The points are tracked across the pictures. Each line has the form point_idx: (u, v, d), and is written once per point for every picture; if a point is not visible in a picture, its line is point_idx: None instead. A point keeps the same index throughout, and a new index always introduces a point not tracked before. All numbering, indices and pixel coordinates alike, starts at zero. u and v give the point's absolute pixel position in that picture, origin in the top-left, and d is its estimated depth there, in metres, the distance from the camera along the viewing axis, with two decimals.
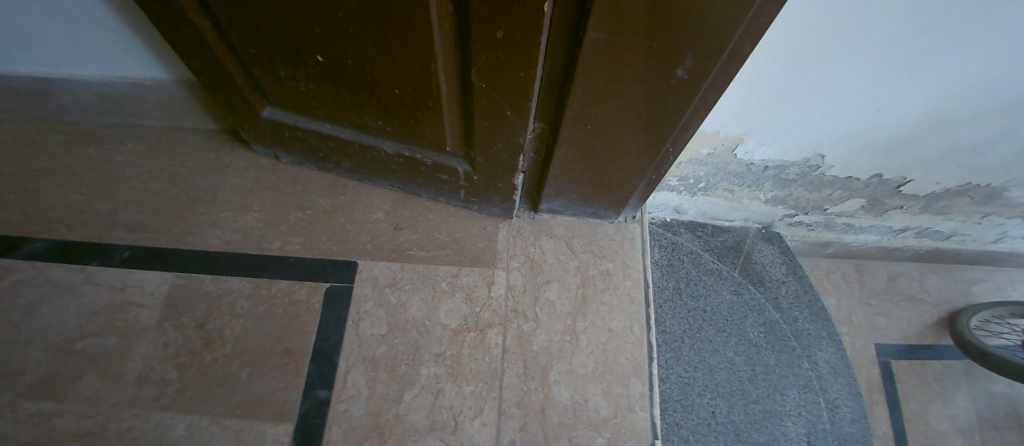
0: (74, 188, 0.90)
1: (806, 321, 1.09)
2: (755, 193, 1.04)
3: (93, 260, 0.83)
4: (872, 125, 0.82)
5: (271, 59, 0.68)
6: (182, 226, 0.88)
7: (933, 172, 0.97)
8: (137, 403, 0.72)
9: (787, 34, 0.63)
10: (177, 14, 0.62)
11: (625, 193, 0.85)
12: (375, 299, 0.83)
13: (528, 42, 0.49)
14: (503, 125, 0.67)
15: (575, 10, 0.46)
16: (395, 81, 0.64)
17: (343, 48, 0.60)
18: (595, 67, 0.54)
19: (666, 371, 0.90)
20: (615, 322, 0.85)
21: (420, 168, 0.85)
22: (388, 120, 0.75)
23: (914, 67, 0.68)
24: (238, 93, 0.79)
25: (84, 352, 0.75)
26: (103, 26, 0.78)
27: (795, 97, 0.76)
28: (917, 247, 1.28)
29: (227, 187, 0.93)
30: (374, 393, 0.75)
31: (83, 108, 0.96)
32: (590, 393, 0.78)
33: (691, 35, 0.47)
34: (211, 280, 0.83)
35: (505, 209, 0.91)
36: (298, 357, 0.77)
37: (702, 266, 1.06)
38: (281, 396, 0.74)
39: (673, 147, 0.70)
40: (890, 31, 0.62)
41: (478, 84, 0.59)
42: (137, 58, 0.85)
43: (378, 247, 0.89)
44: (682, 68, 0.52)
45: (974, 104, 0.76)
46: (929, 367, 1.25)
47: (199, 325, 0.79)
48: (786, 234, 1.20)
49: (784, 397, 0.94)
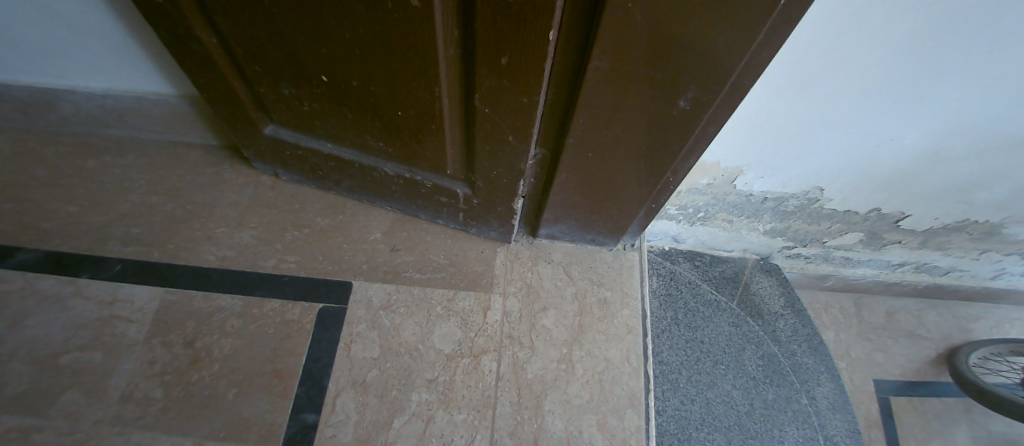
0: (72, 199, 0.89)
1: (804, 355, 1.08)
2: (754, 224, 1.04)
3: (84, 272, 0.82)
4: (870, 159, 0.83)
5: (276, 78, 0.69)
6: (178, 241, 0.87)
7: (932, 207, 0.98)
8: (118, 422, 0.70)
9: (786, 68, 0.65)
10: (188, 32, 0.63)
11: (624, 221, 0.85)
12: (369, 321, 0.82)
13: (532, 69, 0.50)
14: (504, 150, 0.67)
15: (579, 39, 0.47)
16: (399, 103, 0.64)
17: (349, 69, 0.61)
18: (598, 96, 0.54)
19: (663, 404, 0.88)
20: (611, 351, 0.84)
21: (420, 190, 0.85)
22: (390, 142, 0.75)
23: (910, 103, 0.70)
24: (242, 110, 0.80)
25: (68, 367, 0.73)
26: (114, 41, 0.80)
27: (795, 131, 0.77)
28: (915, 282, 1.28)
29: (225, 203, 0.93)
30: (363, 419, 0.73)
31: (86, 120, 0.96)
32: (585, 424, 0.76)
33: (694, 66, 0.48)
34: (203, 297, 0.82)
35: (504, 234, 0.91)
36: (287, 378, 0.75)
37: (700, 297, 1.05)
38: (267, 420, 0.72)
39: (673, 177, 0.70)
40: (886, 68, 0.64)
41: (481, 108, 0.60)
42: (143, 72, 0.86)
43: (374, 268, 0.88)
44: (684, 98, 0.53)
45: (969, 141, 0.78)
46: (928, 405, 1.23)
47: (188, 343, 0.77)
48: (784, 266, 1.20)
49: (783, 432, 0.92)
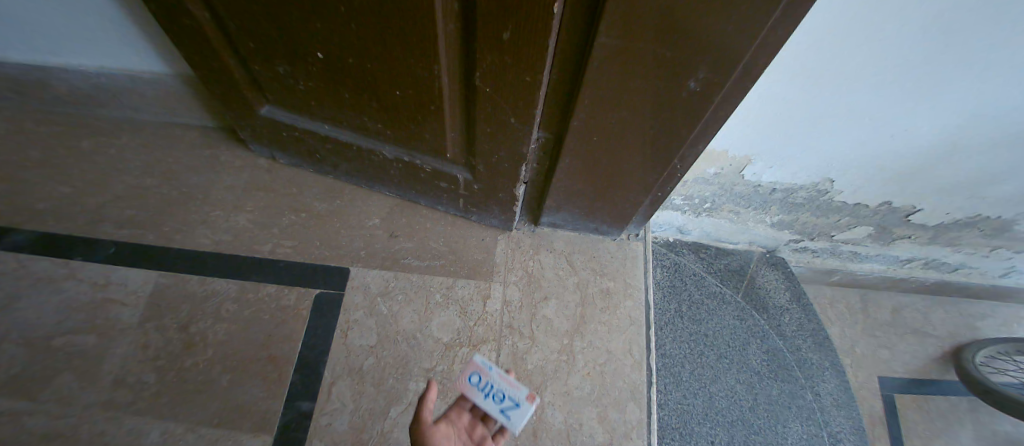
0: (66, 180, 0.88)
1: (809, 350, 1.06)
2: (761, 216, 1.02)
3: (77, 255, 0.81)
4: (884, 152, 0.80)
5: (271, 55, 0.66)
6: (173, 224, 0.86)
7: (944, 203, 0.95)
8: (110, 406, 0.69)
9: (802, 53, 0.61)
10: (178, 6, 0.61)
11: (629, 209, 0.83)
12: (366, 308, 0.81)
13: (534, 45, 0.48)
14: (506, 132, 0.65)
15: (586, 14, 0.45)
16: (397, 83, 0.62)
17: (345, 46, 0.58)
18: (604, 75, 0.52)
19: (665, 397, 0.87)
20: (613, 343, 0.82)
21: (419, 174, 0.83)
22: (389, 124, 0.73)
23: (927, 94, 0.66)
24: (237, 90, 0.78)
25: (61, 349, 0.72)
26: (103, 16, 0.77)
27: (806, 120, 0.74)
28: (923, 278, 1.25)
29: (221, 186, 0.92)
30: (359, 408, 0.72)
31: (80, 99, 0.94)
32: (585, 417, 0.75)
33: (705, 46, 0.45)
34: (198, 281, 0.80)
35: (505, 221, 0.89)
36: (282, 365, 0.74)
37: (705, 289, 1.03)
38: (261, 406, 0.71)
39: (680, 164, 0.68)
40: (904, 56, 0.60)
41: (481, 87, 0.57)
42: (134, 50, 0.84)
43: (372, 254, 0.87)
44: (694, 80, 0.50)
45: (988, 134, 0.74)
46: (933, 403, 1.21)
47: (182, 327, 0.76)
48: (790, 259, 1.18)
49: (786, 428, 0.90)
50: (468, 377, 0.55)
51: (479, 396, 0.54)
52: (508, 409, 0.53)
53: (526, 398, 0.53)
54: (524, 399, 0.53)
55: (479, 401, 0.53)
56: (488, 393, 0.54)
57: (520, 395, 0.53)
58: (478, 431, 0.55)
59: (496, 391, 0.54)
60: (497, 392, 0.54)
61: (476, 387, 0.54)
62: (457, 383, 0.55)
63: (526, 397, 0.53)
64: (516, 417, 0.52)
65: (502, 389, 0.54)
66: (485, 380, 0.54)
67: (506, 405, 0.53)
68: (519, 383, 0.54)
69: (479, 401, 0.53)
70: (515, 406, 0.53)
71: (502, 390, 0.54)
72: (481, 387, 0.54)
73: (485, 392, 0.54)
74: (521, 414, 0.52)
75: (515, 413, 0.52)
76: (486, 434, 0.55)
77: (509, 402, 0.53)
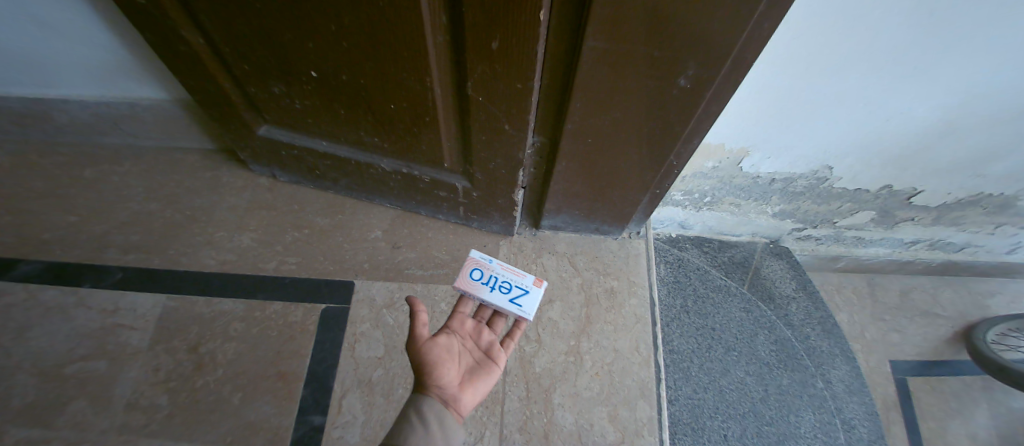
0: (71, 209, 0.89)
1: (818, 338, 1.06)
2: (762, 207, 1.02)
3: (86, 282, 0.82)
4: (882, 134, 0.79)
5: (265, 75, 0.67)
6: (178, 247, 0.87)
7: (946, 182, 0.94)
8: (125, 430, 0.69)
9: (794, 42, 0.61)
10: (171, 32, 0.62)
11: (628, 208, 0.83)
12: (372, 320, 0.81)
13: (524, 52, 0.48)
14: (501, 139, 0.65)
15: (573, 17, 0.45)
16: (390, 96, 0.63)
17: (337, 62, 0.59)
18: (595, 77, 0.52)
19: (675, 393, 0.87)
20: (620, 341, 0.82)
21: (418, 184, 0.84)
22: (385, 137, 0.74)
23: (919, 75, 0.66)
24: (234, 111, 0.79)
25: (74, 377, 0.73)
26: (101, 48, 0.78)
27: (800, 109, 0.74)
28: (929, 260, 1.25)
29: (224, 206, 0.93)
30: (370, 419, 0.72)
31: (81, 128, 0.96)
32: (596, 417, 0.75)
33: (693, 43, 0.45)
34: (205, 302, 0.81)
35: (506, 226, 0.89)
36: (292, 381, 0.75)
37: (709, 283, 1.03)
38: (273, 423, 0.71)
39: (677, 160, 0.68)
40: (897, 38, 0.60)
41: (474, 96, 0.58)
42: (131, 79, 0.85)
43: (376, 266, 0.87)
44: (684, 77, 0.50)
45: (985, 111, 0.74)
46: (947, 384, 1.20)
47: (191, 348, 0.77)
48: (794, 248, 1.18)
49: (799, 418, 0.90)
50: (470, 274, 0.61)
51: (484, 290, 0.60)
52: (518, 296, 0.60)
53: (532, 283, 0.61)
54: (531, 285, 0.61)
55: (486, 294, 0.60)
56: (494, 285, 0.61)
57: (526, 282, 0.61)
58: (484, 337, 0.59)
59: (501, 281, 0.61)
60: (502, 282, 0.61)
61: (480, 281, 0.61)
62: (460, 282, 0.61)
63: (532, 282, 0.61)
64: (528, 301, 0.60)
65: (507, 278, 0.61)
66: (487, 274, 0.62)
67: (515, 292, 0.61)
68: (521, 272, 0.63)
69: (488, 295, 0.60)
70: (524, 292, 0.61)
71: (507, 280, 0.62)
72: (485, 281, 0.61)
73: (490, 285, 0.61)
74: (531, 297, 0.60)
75: (524, 300, 0.60)
76: (492, 340, 0.58)
77: (517, 289, 0.61)
